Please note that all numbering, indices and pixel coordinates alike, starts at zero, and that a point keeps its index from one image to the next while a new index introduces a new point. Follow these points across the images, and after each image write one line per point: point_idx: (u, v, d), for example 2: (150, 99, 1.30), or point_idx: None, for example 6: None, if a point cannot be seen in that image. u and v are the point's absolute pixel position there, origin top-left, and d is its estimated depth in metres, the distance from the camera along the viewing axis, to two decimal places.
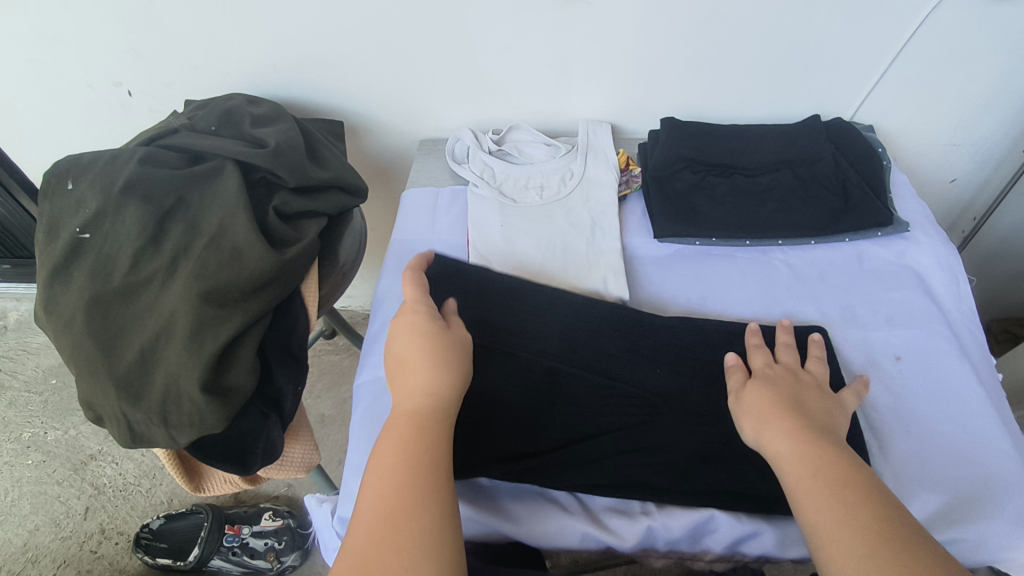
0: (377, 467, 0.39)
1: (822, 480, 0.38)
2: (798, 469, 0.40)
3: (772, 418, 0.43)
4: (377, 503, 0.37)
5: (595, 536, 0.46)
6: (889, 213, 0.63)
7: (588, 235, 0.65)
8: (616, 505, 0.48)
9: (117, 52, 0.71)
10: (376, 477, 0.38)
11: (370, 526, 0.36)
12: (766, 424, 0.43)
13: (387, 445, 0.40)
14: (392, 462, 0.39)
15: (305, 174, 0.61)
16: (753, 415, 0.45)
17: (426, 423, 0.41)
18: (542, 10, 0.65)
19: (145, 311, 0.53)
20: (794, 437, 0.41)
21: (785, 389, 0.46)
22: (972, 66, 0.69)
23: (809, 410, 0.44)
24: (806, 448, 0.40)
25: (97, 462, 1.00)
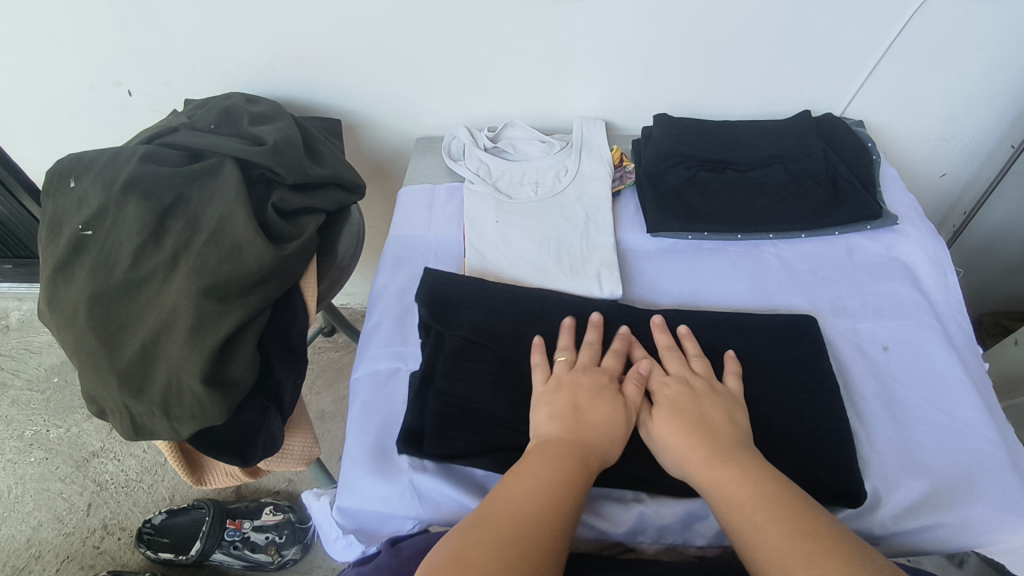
0: (521, 469, 0.41)
1: (747, 496, 0.40)
2: (727, 490, 0.41)
3: (681, 444, 0.45)
4: (522, 499, 0.39)
5: (588, 520, 0.48)
6: (878, 206, 0.64)
7: (582, 230, 0.66)
8: (610, 492, 0.49)
9: (117, 52, 0.72)
10: (520, 475, 0.41)
11: (511, 506, 0.38)
12: (678, 452, 0.45)
13: (539, 460, 0.42)
14: (546, 463, 0.41)
15: (303, 171, 0.62)
16: (663, 442, 0.46)
17: (559, 454, 0.42)
18: (536, 8, 0.66)
19: (147, 305, 0.54)
20: (708, 460, 0.43)
21: (687, 406, 0.47)
22: (959, 61, 0.70)
23: (714, 428, 0.45)
24: (726, 473, 0.42)
25: (99, 459, 1.01)
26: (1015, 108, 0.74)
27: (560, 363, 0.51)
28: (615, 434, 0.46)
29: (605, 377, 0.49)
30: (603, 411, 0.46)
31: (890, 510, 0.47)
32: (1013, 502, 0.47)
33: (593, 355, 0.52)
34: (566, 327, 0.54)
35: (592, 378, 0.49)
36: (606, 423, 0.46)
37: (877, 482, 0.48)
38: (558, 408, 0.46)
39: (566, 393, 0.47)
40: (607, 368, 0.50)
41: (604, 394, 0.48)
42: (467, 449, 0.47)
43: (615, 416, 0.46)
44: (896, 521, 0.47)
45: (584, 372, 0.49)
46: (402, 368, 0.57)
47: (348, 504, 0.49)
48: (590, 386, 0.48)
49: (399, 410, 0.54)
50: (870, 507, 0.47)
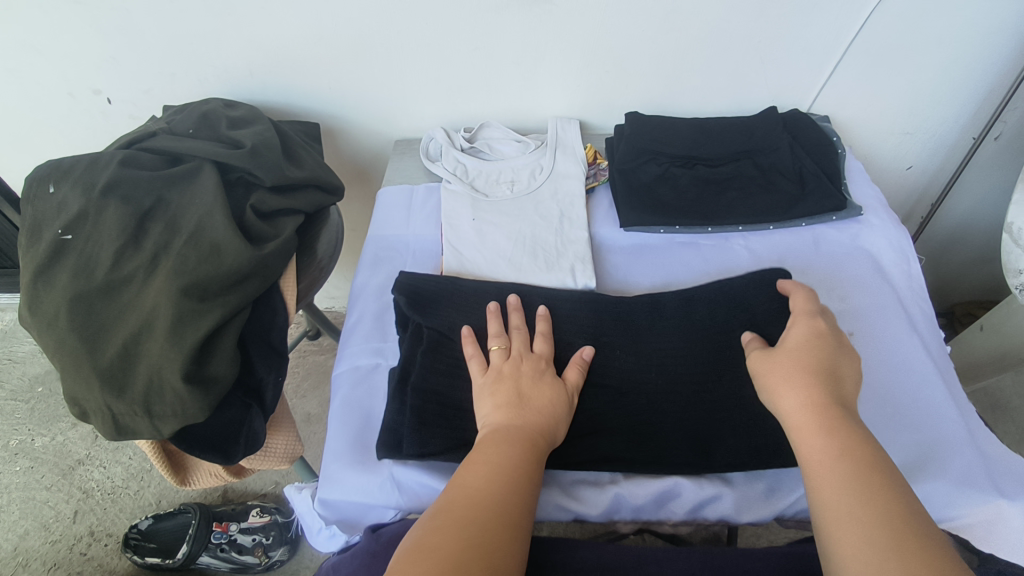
0: (475, 457, 0.42)
1: (834, 446, 0.40)
2: (809, 443, 0.41)
3: (792, 382, 0.44)
4: (477, 486, 0.40)
5: (567, 505, 0.49)
6: (843, 197, 0.66)
7: (558, 225, 0.67)
8: (586, 476, 0.51)
9: (96, 60, 0.73)
10: (476, 463, 0.42)
11: (468, 494, 0.39)
12: (785, 390, 0.45)
13: (491, 447, 0.43)
14: (495, 451, 0.42)
15: (282, 173, 0.63)
16: (775, 371, 0.46)
17: (517, 441, 0.43)
18: (508, 11, 0.68)
19: (127, 307, 0.55)
20: (811, 405, 0.43)
21: (823, 347, 0.47)
22: (919, 57, 0.72)
23: (838, 379, 0.45)
24: (819, 423, 0.42)
25: (85, 467, 1.01)
26: (974, 102, 0.77)
27: (493, 354, 0.51)
28: (559, 414, 0.48)
29: (544, 364, 0.50)
30: (545, 394, 0.48)
31: None
32: (976, 476, 0.48)
33: (524, 341, 0.52)
34: (492, 313, 0.54)
35: (531, 364, 0.50)
36: (550, 406, 0.47)
37: None
38: (503, 396, 0.47)
39: (507, 383, 0.48)
40: (542, 353, 0.51)
41: (543, 379, 0.49)
42: (447, 446, 0.48)
43: (556, 396, 0.48)
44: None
45: (521, 360, 0.50)
46: (382, 364, 0.59)
47: (330, 497, 0.50)
48: (531, 372, 0.49)
49: (377, 405, 0.55)
50: None
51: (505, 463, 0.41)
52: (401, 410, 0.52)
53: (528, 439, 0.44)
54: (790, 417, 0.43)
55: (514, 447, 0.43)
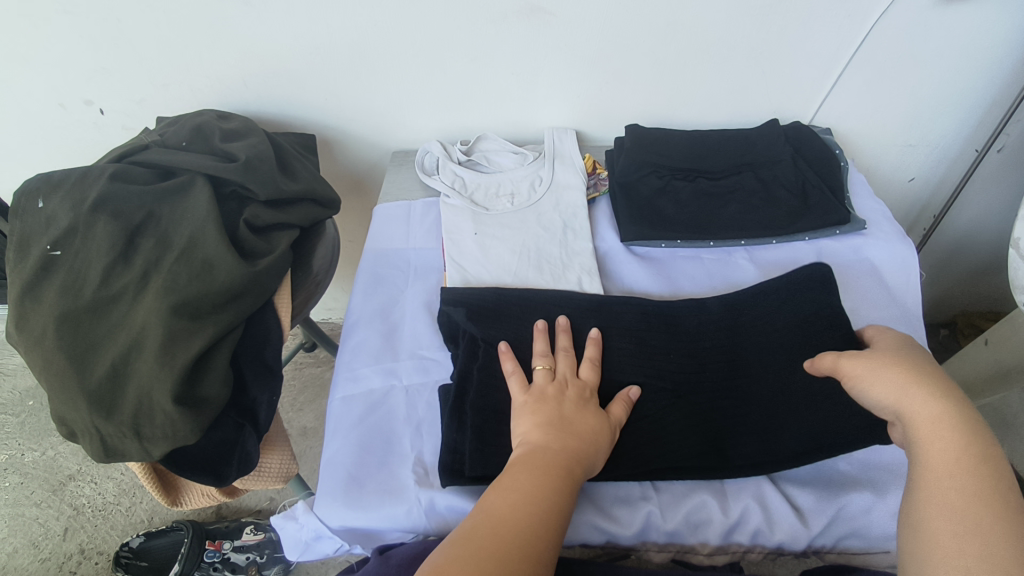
0: (504, 481, 0.41)
1: (961, 463, 0.37)
2: (932, 443, 0.38)
3: (905, 382, 0.41)
4: (506, 509, 0.38)
5: (598, 523, 0.47)
6: (847, 211, 0.65)
7: (561, 237, 0.66)
8: (618, 496, 0.49)
9: (88, 71, 0.72)
10: (509, 484, 0.40)
11: (496, 516, 0.38)
12: (901, 402, 0.41)
13: (528, 467, 0.42)
14: (531, 472, 0.41)
15: (276, 187, 0.62)
16: (870, 380, 0.43)
17: (552, 469, 0.42)
18: (507, 22, 0.67)
19: (117, 325, 0.53)
20: (935, 420, 0.39)
21: (918, 356, 0.44)
22: (923, 68, 0.71)
23: (951, 384, 0.42)
24: (939, 423, 0.39)
25: (75, 482, 0.99)
26: (976, 113, 0.76)
27: (538, 372, 0.49)
28: (601, 444, 0.45)
29: (587, 391, 0.49)
30: (587, 421, 0.46)
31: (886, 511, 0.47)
32: None
33: (571, 363, 0.51)
34: (538, 332, 0.53)
35: (575, 390, 0.48)
36: (592, 433, 0.45)
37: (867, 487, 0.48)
38: (542, 416, 0.46)
39: (549, 404, 0.46)
40: (588, 380, 0.50)
41: (585, 408, 0.47)
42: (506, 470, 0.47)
43: (595, 425, 0.46)
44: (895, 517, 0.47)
45: (566, 385, 0.49)
46: (396, 387, 0.57)
47: (351, 516, 0.48)
48: (575, 399, 0.48)
49: (375, 428, 0.54)
50: (866, 509, 0.47)
51: (542, 486, 0.40)
52: (460, 429, 0.50)
53: (565, 467, 0.42)
54: (910, 416, 0.40)
55: (547, 471, 0.41)
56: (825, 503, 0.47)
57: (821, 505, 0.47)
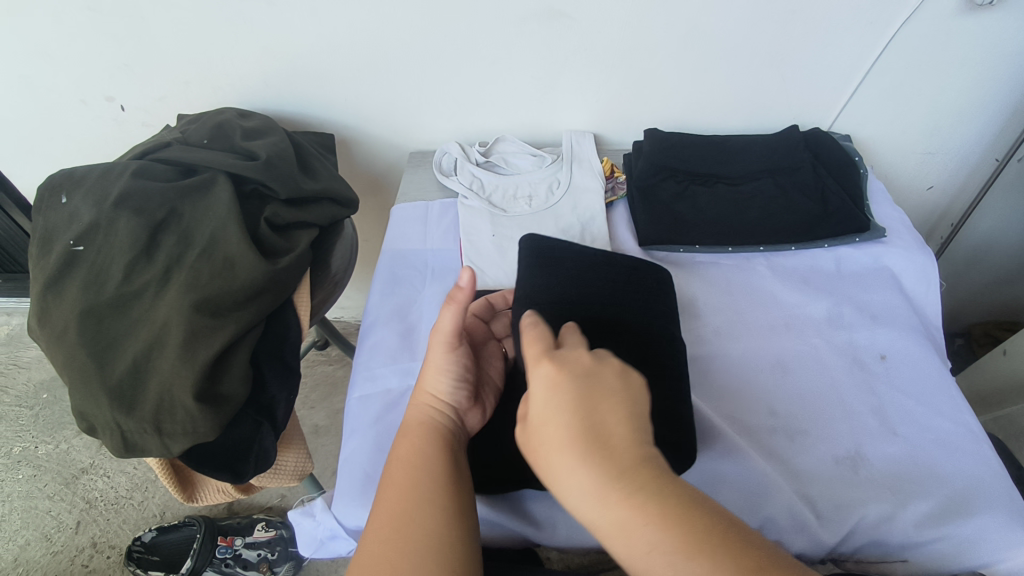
0: (392, 475, 0.39)
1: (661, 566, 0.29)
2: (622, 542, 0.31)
3: (573, 460, 0.32)
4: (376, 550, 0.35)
5: None
6: (866, 219, 0.65)
7: (578, 241, 0.66)
8: None
9: (110, 67, 0.72)
10: (390, 485, 0.38)
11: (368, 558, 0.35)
12: (573, 477, 0.32)
13: (392, 478, 0.38)
14: (395, 489, 0.38)
15: (296, 186, 0.62)
16: (547, 457, 0.34)
17: (420, 447, 0.40)
18: (527, 25, 0.67)
19: (138, 321, 0.54)
20: (617, 516, 0.31)
21: (571, 405, 0.34)
22: (944, 77, 0.71)
23: (608, 438, 0.33)
24: (622, 515, 0.31)
25: (88, 476, 1.00)
26: (998, 122, 0.76)
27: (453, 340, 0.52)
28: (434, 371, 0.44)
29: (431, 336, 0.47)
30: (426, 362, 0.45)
31: (905, 521, 0.46)
32: (1018, 515, 0.47)
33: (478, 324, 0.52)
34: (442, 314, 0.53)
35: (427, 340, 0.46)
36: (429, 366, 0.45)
37: (886, 496, 0.47)
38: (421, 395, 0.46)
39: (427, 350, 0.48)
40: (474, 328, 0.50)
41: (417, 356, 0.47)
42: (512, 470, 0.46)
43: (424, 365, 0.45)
44: (916, 528, 0.46)
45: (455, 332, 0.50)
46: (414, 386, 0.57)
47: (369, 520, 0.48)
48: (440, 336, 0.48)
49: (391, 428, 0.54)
50: (884, 519, 0.47)
51: (405, 496, 0.37)
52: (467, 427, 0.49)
53: (425, 426, 0.42)
54: (586, 514, 0.32)
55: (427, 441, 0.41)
56: (845, 513, 0.47)
57: (841, 514, 0.47)
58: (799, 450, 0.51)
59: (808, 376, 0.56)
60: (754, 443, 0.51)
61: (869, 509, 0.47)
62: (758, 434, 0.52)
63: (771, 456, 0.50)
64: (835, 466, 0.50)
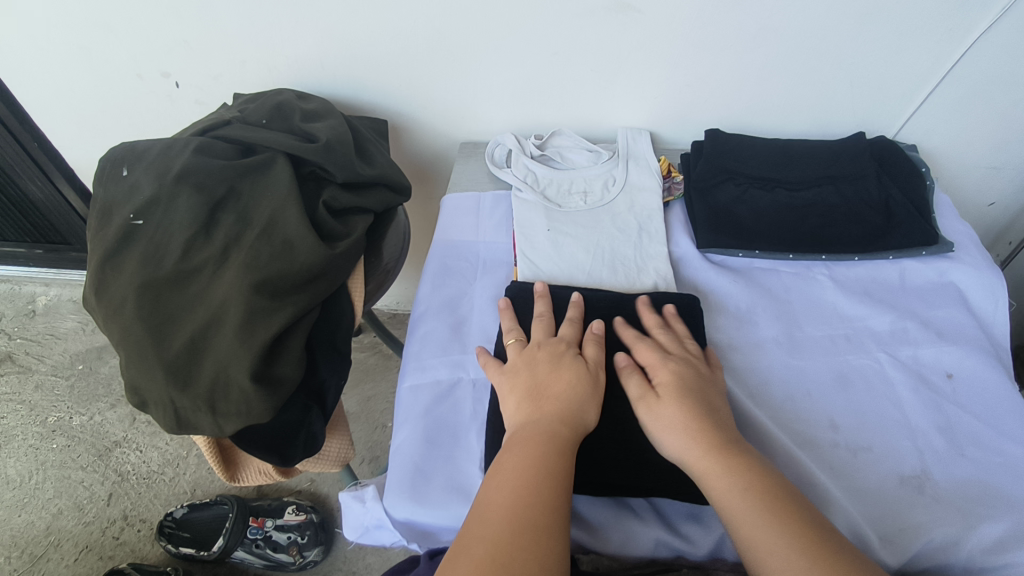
0: (500, 467, 0.41)
1: (740, 487, 0.39)
2: (719, 480, 0.40)
3: (687, 423, 0.44)
4: (492, 512, 0.37)
5: (668, 541, 0.45)
6: (935, 232, 0.63)
7: (635, 240, 0.65)
8: (688, 512, 0.47)
9: (170, 43, 0.72)
10: (498, 474, 0.40)
11: (485, 515, 0.37)
12: (682, 436, 0.43)
13: (521, 447, 0.41)
14: (523, 463, 0.40)
15: (354, 171, 0.62)
16: (667, 425, 0.44)
17: (536, 442, 0.42)
18: (594, 18, 0.66)
19: (195, 298, 0.54)
20: (715, 454, 0.41)
21: (690, 387, 0.46)
22: (1022, 88, 0.69)
23: (714, 412, 0.45)
24: (725, 461, 0.41)
25: (121, 449, 1.00)
26: None
27: (511, 346, 0.51)
28: (583, 399, 0.46)
29: (563, 347, 0.49)
30: (560, 387, 0.46)
31: (972, 547, 0.44)
32: None
33: (545, 327, 0.52)
34: (504, 310, 0.55)
35: (550, 350, 0.49)
36: (571, 390, 0.46)
37: (954, 519, 0.45)
38: (524, 389, 0.46)
39: (523, 376, 0.47)
40: (564, 337, 0.50)
41: (562, 363, 0.48)
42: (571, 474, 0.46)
43: (583, 383, 0.46)
44: (985, 555, 0.44)
45: (539, 347, 0.49)
46: (464, 379, 0.56)
47: (420, 516, 0.48)
48: (548, 358, 0.48)
49: (438, 421, 0.54)
50: (949, 544, 0.44)
51: (535, 474, 0.39)
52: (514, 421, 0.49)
53: (547, 435, 0.42)
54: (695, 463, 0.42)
55: (542, 443, 0.42)
56: (908, 536, 0.45)
57: (904, 538, 0.45)
58: (861, 466, 0.49)
59: (870, 391, 0.54)
60: (813, 456, 0.50)
61: (934, 532, 0.44)
62: (819, 448, 0.51)
63: (833, 471, 0.49)
64: (899, 485, 0.48)
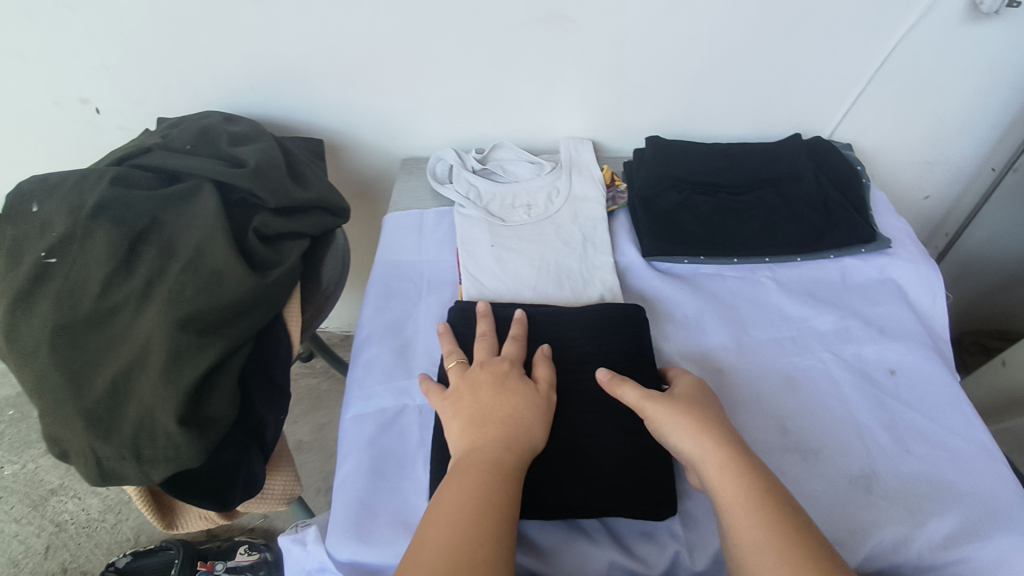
0: (441, 501, 0.38)
1: (748, 496, 0.39)
2: (727, 488, 0.40)
3: (697, 428, 0.43)
4: (430, 550, 0.35)
5: (622, 563, 0.44)
6: (872, 229, 0.64)
7: (580, 252, 0.64)
8: (641, 530, 0.46)
9: (86, 68, 0.68)
10: (439, 508, 0.38)
11: (424, 554, 0.35)
12: (692, 439, 0.43)
13: (463, 479, 0.40)
14: (464, 494, 0.38)
15: (286, 195, 0.59)
16: (675, 429, 0.44)
17: (478, 472, 0.40)
18: (528, 29, 0.65)
19: (117, 339, 0.50)
20: (723, 461, 0.41)
21: (702, 400, 0.46)
22: (945, 85, 0.71)
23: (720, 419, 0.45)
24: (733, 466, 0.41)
25: (58, 497, 0.95)
26: (997, 131, 0.76)
27: (454, 369, 0.49)
28: (529, 421, 0.44)
29: (507, 366, 0.48)
30: (505, 410, 0.44)
31: (920, 543, 0.44)
32: None
33: (489, 348, 0.50)
34: (442, 335, 0.53)
35: (492, 371, 0.47)
36: (516, 413, 0.44)
37: (903, 517, 0.45)
38: (468, 414, 0.45)
39: (467, 400, 0.46)
40: (508, 356, 0.49)
41: (506, 384, 0.46)
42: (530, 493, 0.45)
43: (529, 404, 0.45)
44: (932, 552, 0.44)
45: (482, 368, 0.48)
46: (410, 406, 0.54)
47: (364, 555, 0.45)
48: (492, 380, 0.47)
49: (383, 453, 0.51)
50: (898, 543, 0.45)
51: (476, 505, 0.38)
52: None
53: (489, 465, 0.41)
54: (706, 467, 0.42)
55: (483, 473, 0.40)
56: (858, 538, 0.45)
57: (854, 540, 0.45)
58: (811, 470, 0.49)
59: (817, 392, 0.54)
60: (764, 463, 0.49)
61: (882, 532, 0.45)
62: (769, 453, 0.50)
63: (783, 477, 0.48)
64: (848, 486, 0.48)
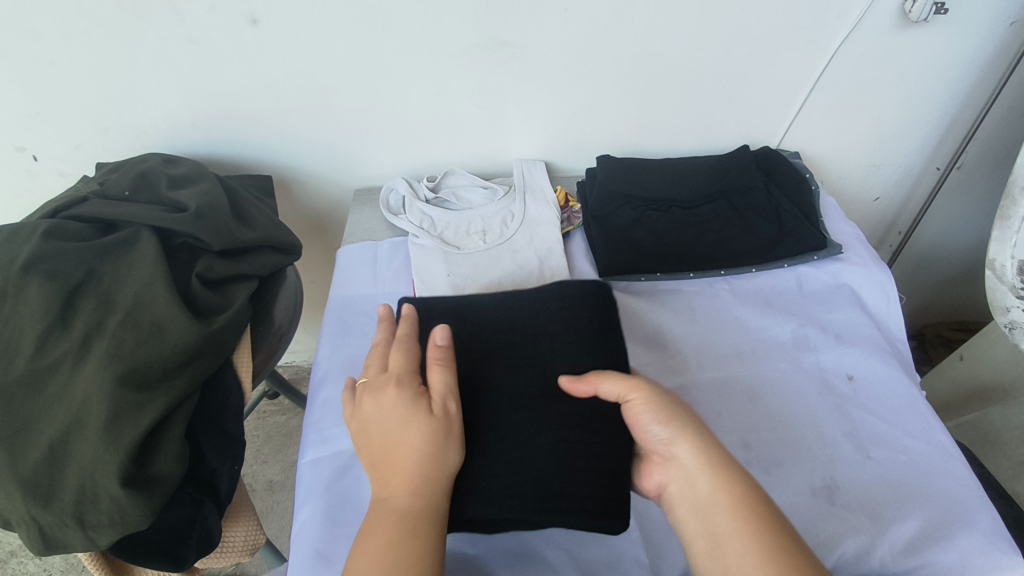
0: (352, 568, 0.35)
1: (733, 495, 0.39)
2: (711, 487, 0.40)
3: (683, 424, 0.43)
4: None
5: None
6: (822, 236, 0.65)
7: (537, 275, 0.63)
8: (607, 560, 0.46)
9: (18, 116, 0.66)
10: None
11: None
12: (680, 433, 0.42)
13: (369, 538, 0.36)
14: (372, 558, 0.35)
15: (230, 236, 0.58)
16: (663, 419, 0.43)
17: (385, 527, 0.36)
18: (470, 55, 0.65)
19: (54, 400, 0.48)
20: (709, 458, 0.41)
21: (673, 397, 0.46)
22: (883, 91, 0.72)
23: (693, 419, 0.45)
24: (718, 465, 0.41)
25: (17, 559, 0.91)
26: (936, 132, 0.78)
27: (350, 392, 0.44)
28: (427, 442, 0.40)
29: (394, 384, 0.42)
30: (398, 439, 0.40)
31: (885, 552, 0.44)
32: (999, 534, 0.45)
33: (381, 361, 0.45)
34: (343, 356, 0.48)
35: (382, 389, 0.42)
36: (409, 437, 0.40)
37: (864, 525, 0.45)
38: (370, 447, 0.41)
39: (365, 431, 0.42)
40: (399, 366, 0.44)
41: (395, 402, 0.41)
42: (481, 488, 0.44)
43: (423, 423, 0.40)
44: (895, 560, 0.44)
45: (371, 389, 0.43)
46: None
47: None
48: (380, 401, 0.42)
49: (340, 497, 0.50)
50: (862, 552, 0.44)
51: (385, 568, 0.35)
52: None
53: (396, 513, 0.37)
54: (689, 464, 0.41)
55: (390, 526, 0.37)
56: (822, 551, 0.45)
57: (819, 553, 0.45)
58: (774, 484, 0.49)
59: (778, 403, 0.54)
60: None
61: (845, 543, 0.44)
62: None
63: None
64: (811, 498, 0.47)
